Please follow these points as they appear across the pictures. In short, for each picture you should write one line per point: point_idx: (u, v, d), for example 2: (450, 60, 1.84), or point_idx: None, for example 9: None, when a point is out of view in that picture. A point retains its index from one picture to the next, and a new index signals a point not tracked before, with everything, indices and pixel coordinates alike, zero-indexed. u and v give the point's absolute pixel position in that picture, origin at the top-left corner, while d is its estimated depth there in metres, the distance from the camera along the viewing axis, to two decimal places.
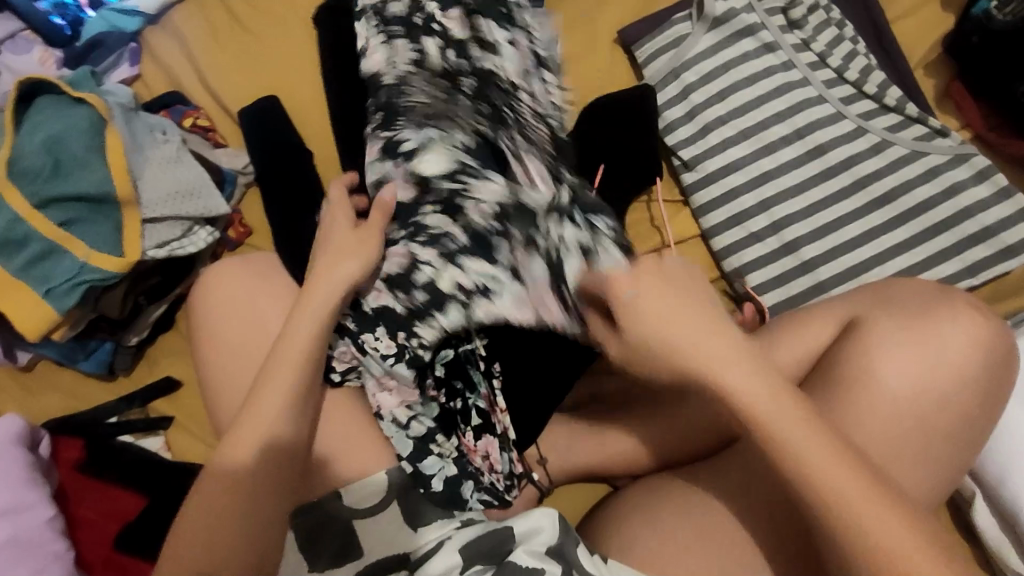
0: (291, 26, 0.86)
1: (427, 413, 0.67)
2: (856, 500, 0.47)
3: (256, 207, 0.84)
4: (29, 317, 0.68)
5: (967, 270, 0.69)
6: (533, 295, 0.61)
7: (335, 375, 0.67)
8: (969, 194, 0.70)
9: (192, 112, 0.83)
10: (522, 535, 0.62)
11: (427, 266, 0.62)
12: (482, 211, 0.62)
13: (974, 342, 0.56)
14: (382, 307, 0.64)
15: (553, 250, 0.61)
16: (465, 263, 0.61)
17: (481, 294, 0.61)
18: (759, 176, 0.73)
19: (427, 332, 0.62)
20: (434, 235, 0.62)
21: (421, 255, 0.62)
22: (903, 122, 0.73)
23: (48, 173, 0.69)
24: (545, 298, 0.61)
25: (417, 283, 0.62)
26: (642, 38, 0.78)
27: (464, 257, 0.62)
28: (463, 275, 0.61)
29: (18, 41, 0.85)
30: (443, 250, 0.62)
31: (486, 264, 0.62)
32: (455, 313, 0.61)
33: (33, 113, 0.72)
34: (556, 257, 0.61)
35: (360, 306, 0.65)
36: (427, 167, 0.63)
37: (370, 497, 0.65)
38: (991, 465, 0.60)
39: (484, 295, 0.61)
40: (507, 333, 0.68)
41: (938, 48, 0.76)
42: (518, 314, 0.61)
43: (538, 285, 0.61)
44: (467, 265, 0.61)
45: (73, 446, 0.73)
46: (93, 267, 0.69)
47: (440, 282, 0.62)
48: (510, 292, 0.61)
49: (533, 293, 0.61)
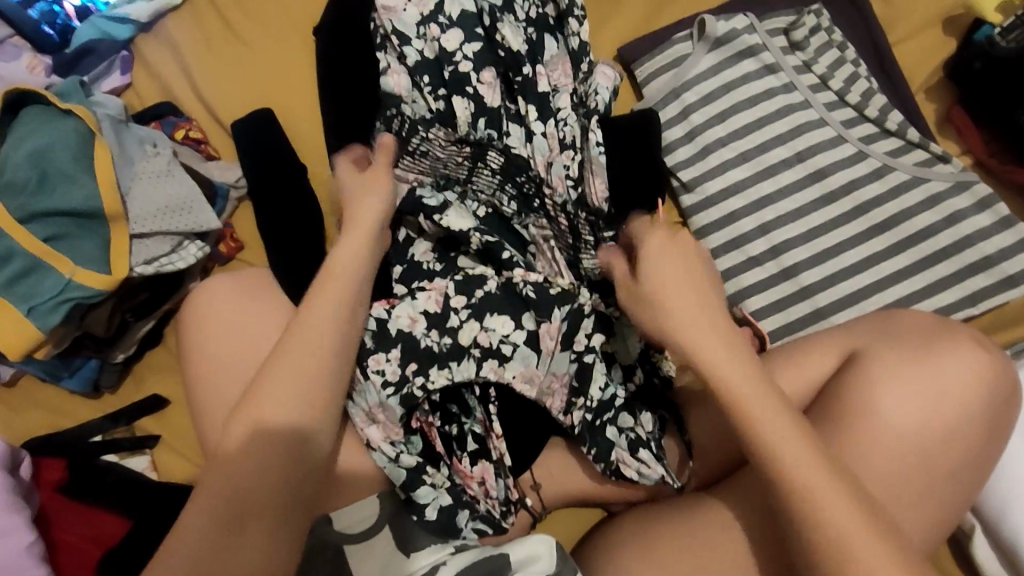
0: (287, 37, 0.85)
1: (412, 448, 0.66)
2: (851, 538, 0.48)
3: (247, 221, 0.82)
4: (11, 335, 0.66)
5: (967, 300, 0.68)
6: (542, 377, 0.66)
7: None
8: (969, 223, 0.69)
9: (184, 124, 0.82)
10: (520, 561, 0.62)
11: (458, 312, 0.67)
12: (526, 277, 0.67)
13: (976, 377, 0.55)
14: (402, 330, 0.66)
15: (580, 347, 0.66)
16: (487, 323, 0.66)
17: (498, 354, 0.66)
18: (759, 200, 0.72)
19: (439, 376, 0.65)
20: (462, 289, 0.67)
21: (454, 300, 0.67)
22: (904, 147, 0.73)
23: (34, 186, 0.68)
24: (555, 384, 0.66)
25: (448, 326, 0.66)
26: (642, 57, 0.77)
27: (492, 312, 0.66)
28: (486, 333, 0.66)
29: (7, 46, 0.82)
30: (472, 297, 0.67)
31: (510, 323, 0.66)
32: (469, 369, 0.65)
33: (20, 125, 0.70)
34: (581, 362, 0.66)
35: (378, 326, 0.66)
36: (457, 221, 0.67)
37: (359, 523, 0.64)
38: (991, 500, 0.59)
39: (501, 356, 0.66)
40: (512, 397, 0.69)
41: (940, 72, 0.75)
42: (524, 382, 0.66)
43: (556, 368, 0.66)
44: (490, 323, 0.66)
45: (53, 468, 0.72)
46: (78, 284, 0.67)
47: (465, 330, 0.66)
48: (524, 357, 0.66)
49: (547, 371, 0.66)
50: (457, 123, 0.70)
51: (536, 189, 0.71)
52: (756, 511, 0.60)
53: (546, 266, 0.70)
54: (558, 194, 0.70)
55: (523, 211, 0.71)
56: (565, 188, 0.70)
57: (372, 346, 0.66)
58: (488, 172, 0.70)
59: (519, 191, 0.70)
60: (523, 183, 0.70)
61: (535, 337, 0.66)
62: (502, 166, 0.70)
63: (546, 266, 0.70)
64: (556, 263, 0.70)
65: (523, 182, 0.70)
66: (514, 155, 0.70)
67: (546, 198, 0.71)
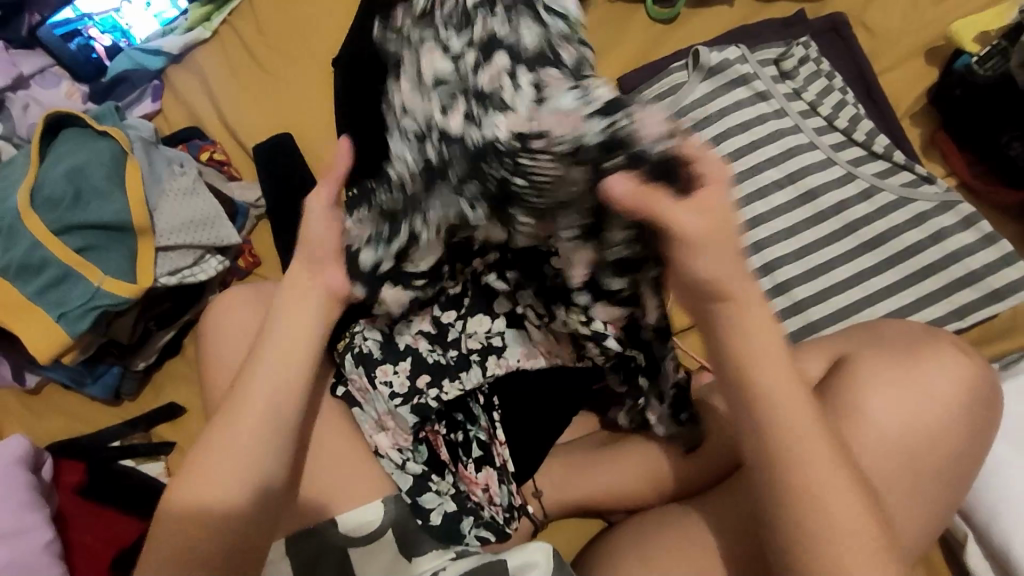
0: (308, 68, 0.90)
1: (419, 457, 0.68)
2: (862, 525, 0.48)
3: (266, 238, 0.87)
4: (40, 338, 0.71)
5: (955, 313, 0.71)
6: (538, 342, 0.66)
7: (339, 390, 0.68)
8: (955, 240, 0.72)
9: (209, 147, 0.87)
10: (515, 568, 0.63)
11: (452, 327, 0.65)
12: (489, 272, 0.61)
13: (958, 379, 0.58)
14: (408, 344, 0.66)
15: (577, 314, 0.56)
16: (472, 332, 0.66)
17: (490, 353, 0.66)
18: (753, 218, 0.76)
19: (449, 389, 0.66)
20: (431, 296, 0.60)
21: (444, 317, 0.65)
22: (891, 168, 0.76)
23: (68, 202, 0.72)
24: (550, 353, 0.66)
25: (450, 340, 0.66)
26: (641, 85, 0.81)
27: (469, 319, 0.65)
28: (472, 337, 0.66)
29: (47, 75, 0.89)
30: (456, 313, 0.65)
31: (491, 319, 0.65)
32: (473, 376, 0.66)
33: (58, 146, 0.75)
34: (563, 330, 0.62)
35: (384, 337, 0.67)
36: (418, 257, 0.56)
37: (365, 526, 0.66)
38: (980, 505, 0.61)
39: (493, 354, 0.66)
40: (517, 395, 0.70)
41: (923, 100, 0.79)
42: (529, 360, 0.67)
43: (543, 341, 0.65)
44: (472, 326, 0.65)
45: (74, 470, 0.74)
46: (106, 292, 0.71)
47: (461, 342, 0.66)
48: (516, 343, 0.66)
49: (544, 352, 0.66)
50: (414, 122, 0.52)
51: (521, 167, 0.47)
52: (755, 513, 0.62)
53: (579, 257, 0.51)
54: (545, 175, 0.46)
55: (501, 209, 0.50)
56: (573, 134, 0.44)
57: (379, 356, 0.66)
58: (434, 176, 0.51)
59: (491, 188, 0.49)
60: (494, 173, 0.48)
61: (514, 317, 0.66)
62: (454, 162, 0.50)
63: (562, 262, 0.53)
64: (575, 263, 0.52)
65: (481, 166, 0.49)
66: (476, 146, 0.49)
67: (522, 188, 0.48)
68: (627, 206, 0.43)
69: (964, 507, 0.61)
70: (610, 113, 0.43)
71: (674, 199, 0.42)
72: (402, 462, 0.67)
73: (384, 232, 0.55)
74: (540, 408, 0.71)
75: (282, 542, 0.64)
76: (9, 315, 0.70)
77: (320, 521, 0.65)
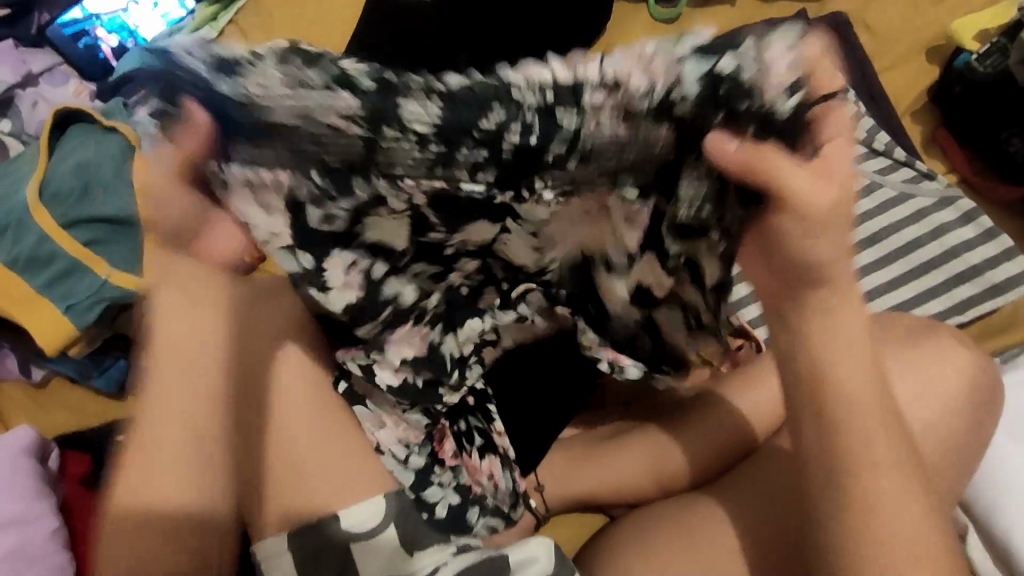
0: None
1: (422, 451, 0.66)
2: (876, 511, 0.47)
3: None
4: (48, 330, 0.71)
5: (956, 308, 0.71)
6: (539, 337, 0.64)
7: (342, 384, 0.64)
8: (955, 235, 0.73)
9: None
10: (516, 564, 0.62)
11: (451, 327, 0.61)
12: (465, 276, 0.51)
13: (960, 370, 0.58)
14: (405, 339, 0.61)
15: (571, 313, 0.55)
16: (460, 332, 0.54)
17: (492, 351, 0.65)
18: None
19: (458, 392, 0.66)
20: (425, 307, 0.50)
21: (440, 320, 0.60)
22: (892, 165, 0.76)
23: (77, 197, 0.73)
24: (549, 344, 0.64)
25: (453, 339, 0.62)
26: None
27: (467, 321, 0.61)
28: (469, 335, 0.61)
29: (56, 73, 0.90)
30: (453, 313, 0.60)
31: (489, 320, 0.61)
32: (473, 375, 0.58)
33: (67, 141, 0.76)
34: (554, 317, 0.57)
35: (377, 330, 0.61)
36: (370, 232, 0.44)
37: (368, 521, 0.62)
38: (980, 497, 0.61)
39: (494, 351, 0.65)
40: (520, 388, 0.70)
41: (923, 97, 0.80)
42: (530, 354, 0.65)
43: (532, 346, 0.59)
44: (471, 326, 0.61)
45: (79, 462, 0.75)
46: (113, 284, 0.72)
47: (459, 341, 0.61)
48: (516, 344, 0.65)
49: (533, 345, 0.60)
50: (349, 71, 0.36)
51: (564, 120, 0.38)
52: (754, 503, 0.62)
53: (615, 214, 0.43)
54: (608, 127, 0.38)
55: (511, 178, 0.40)
56: (668, 76, 0.35)
57: None
58: (420, 134, 0.38)
59: (502, 155, 0.39)
60: (516, 135, 0.38)
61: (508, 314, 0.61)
62: (443, 126, 0.37)
63: (571, 227, 0.46)
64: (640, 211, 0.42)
65: (485, 122, 0.37)
66: (487, 105, 0.37)
67: (565, 143, 0.38)
68: (734, 159, 0.37)
69: (965, 500, 0.61)
70: (713, 52, 0.35)
71: (786, 157, 0.37)
72: (405, 457, 0.65)
73: (333, 192, 0.41)
74: (546, 398, 0.71)
75: (283, 535, 0.61)
76: (15, 308, 0.71)
77: (324, 515, 0.61)
